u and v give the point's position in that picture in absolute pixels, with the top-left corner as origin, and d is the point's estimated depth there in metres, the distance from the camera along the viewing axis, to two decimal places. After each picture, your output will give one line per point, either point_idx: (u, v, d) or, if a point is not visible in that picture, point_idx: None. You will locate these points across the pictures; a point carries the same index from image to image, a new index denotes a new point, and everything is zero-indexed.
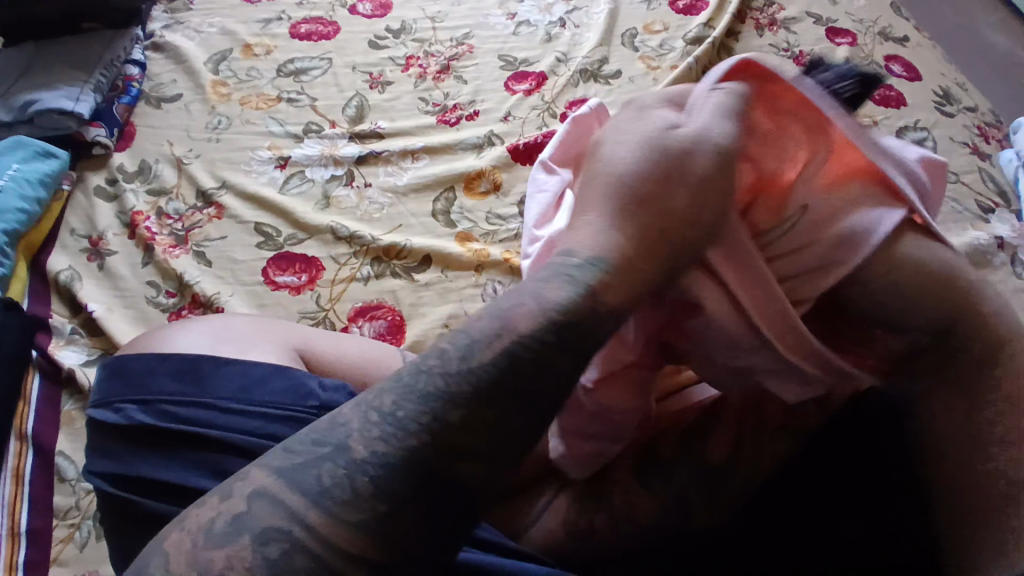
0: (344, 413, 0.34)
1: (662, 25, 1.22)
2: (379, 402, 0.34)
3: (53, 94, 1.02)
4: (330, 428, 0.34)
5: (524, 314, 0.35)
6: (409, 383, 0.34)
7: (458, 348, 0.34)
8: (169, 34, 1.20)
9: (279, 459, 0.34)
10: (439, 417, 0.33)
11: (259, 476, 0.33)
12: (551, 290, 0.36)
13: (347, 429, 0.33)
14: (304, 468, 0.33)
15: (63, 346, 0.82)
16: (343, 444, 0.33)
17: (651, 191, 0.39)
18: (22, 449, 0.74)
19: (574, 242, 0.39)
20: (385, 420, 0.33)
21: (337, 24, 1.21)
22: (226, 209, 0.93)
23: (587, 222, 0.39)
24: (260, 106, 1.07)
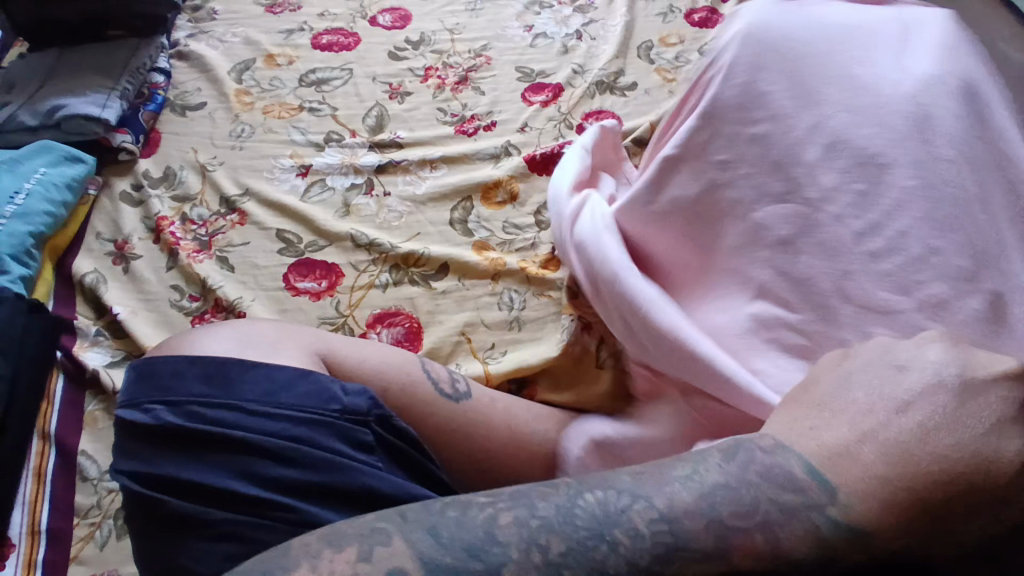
0: (503, 527, 0.38)
1: (678, 38, 1.23)
2: (547, 543, 0.37)
3: (80, 99, 1.05)
4: (486, 540, 0.37)
5: (749, 535, 0.38)
6: (579, 539, 0.37)
7: (655, 526, 0.38)
8: (194, 43, 1.23)
9: (427, 545, 0.37)
10: None
11: (402, 555, 0.36)
12: (790, 534, 0.38)
13: (504, 553, 0.37)
14: (452, 570, 0.36)
15: (87, 347, 0.84)
16: (497, 570, 0.36)
17: (937, 471, 0.40)
18: (45, 449, 0.76)
19: (832, 468, 0.40)
20: (547, 566, 0.36)
21: (358, 35, 1.23)
22: (248, 216, 0.95)
23: (862, 448, 0.41)
24: (282, 115, 1.09)
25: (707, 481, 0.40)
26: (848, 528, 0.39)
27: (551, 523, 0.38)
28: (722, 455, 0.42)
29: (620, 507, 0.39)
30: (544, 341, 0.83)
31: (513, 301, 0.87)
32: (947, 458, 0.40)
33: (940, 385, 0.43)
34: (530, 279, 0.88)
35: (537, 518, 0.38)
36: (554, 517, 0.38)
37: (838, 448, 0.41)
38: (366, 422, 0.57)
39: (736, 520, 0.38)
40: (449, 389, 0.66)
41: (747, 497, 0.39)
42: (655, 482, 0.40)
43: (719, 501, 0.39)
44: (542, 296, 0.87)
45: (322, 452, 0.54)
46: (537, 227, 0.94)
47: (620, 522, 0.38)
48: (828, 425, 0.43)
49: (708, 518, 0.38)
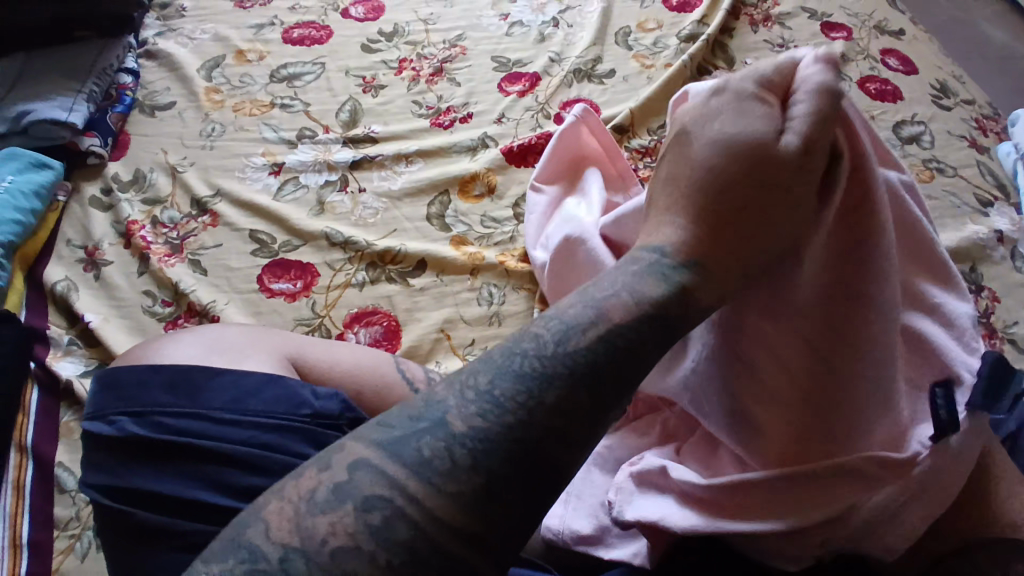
0: (437, 392, 0.41)
1: (656, 24, 1.21)
2: (477, 381, 0.41)
3: (46, 104, 1.02)
4: (427, 405, 0.41)
5: (618, 299, 0.44)
6: (501, 365, 0.41)
7: (552, 326, 0.43)
8: (162, 42, 1.20)
9: (379, 433, 0.40)
10: (537, 381, 0.40)
11: (358, 447, 0.39)
12: (646, 283, 0.45)
13: (445, 405, 0.41)
14: (400, 439, 0.39)
15: (61, 357, 0.82)
16: (443, 421, 0.40)
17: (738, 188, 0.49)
18: (22, 461, 0.74)
19: (667, 241, 0.49)
20: (482, 396, 0.40)
21: (330, 28, 1.20)
22: (221, 217, 0.93)
23: (683, 219, 0.50)
24: (253, 113, 1.07)
25: (592, 300, 0.44)
26: (688, 265, 0.47)
27: (479, 364, 0.42)
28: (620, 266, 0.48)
29: (517, 346, 0.43)
30: None
31: (493, 295, 0.86)
32: (742, 171, 0.49)
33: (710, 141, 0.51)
34: (509, 273, 0.87)
35: (465, 371, 0.42)
36: (479, 364, 0.42)
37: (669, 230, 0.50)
38: (337, 426, 0.56)
39: (605, 296, 0.44)
40: (425, 388, 0.65)
41: (608, 280, 0.46)
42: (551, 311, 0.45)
43: (602, 300, 0.44)
44: (522, 290, 0.86)
45: (292, 458, 0.53)
46: (515, 220, 0.93)
47: (524, 341, 0.43)
48: (666, 218, 0.51)
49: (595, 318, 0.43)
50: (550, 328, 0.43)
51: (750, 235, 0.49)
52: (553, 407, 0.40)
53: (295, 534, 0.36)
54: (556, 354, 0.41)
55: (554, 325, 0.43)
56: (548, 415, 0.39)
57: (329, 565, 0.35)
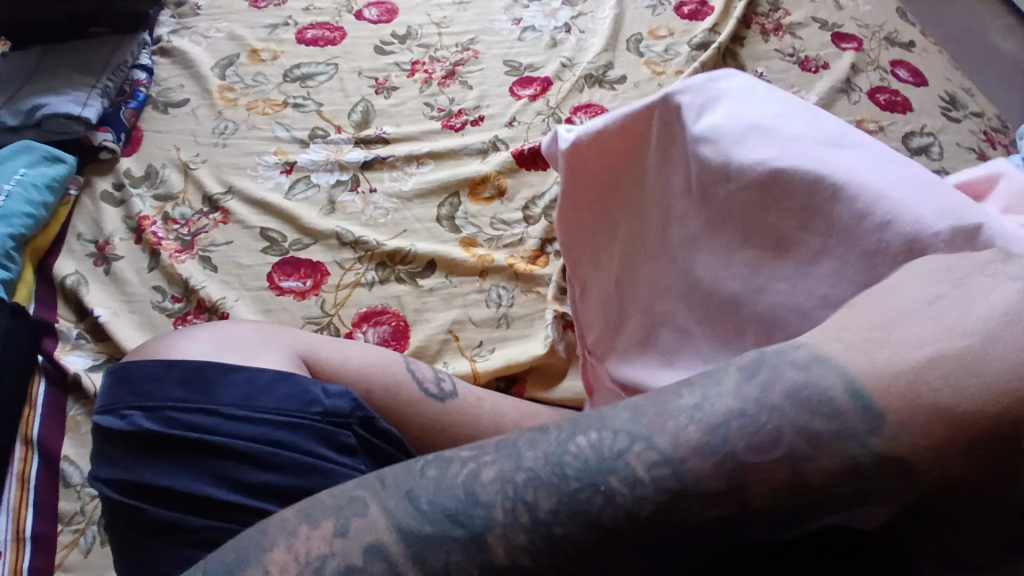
0: (483, 490, 0.35)
1: (667, 31, 1.22)
2: (533, 499, 0.34)
3: (61, 99, 1.02)
4: (469, 501, 0.35)
5: (760, 468, 0.34)
6: (570, 491, 0.34)
7: (656, 470, 0.34)
8: (177, 40, 1.21)
9: (405, 512, 0.35)
10: (612, 533, 0.33)
11: (379, 526, 0.35)
12: (817, 462, 0.33)
13: (488, 511, 0.34)
14: (430, 537, 0.34)
15: (70, 350, 0.82)
16: (479, 535, 0.34)
17: (1006, 395, 0.32)
18: (28, 454, 0.74)
19: (868, 380, 0.34)
20: (536, 525, 0.33)
21: (343, 30, 1.21)
22: (231, 214, 0.94)
23: (879, 365, 0.34)
24: (266, 111, 1.07)
25: (713, 412, 0.35)
26: (891, 460, 0.33)
27: (537, 474, 0.35)
28: (741, 373, 0.36)
29: (612, 453, 0.35)
30: (531, 339, 0.82)
31: (501, 298, 0.86)
32: (998, 379, 0.32)
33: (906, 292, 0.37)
34: (518, 276, 0.87)
35: (524, 471, 0.35)
36: (540, 469, 0.35)
37: (879, 358, 0.35)
38: (348, 425, 0.56)
39: (756, 454, 0.34)
40: (435, 388, 0.65)
41: (751, 424, 0.34)
42: (655, 419, 0.35)
43: (733, 432, 0.34)
44: (530, 293, 0.86)
45: (302, 456, 0.53)
46: (525, 223, 0.93)
47: (615, 469, 0.34)
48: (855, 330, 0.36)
49: (717, 457, 0.34)
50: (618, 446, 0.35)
51: (974, 464, 0.33)
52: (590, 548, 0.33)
53: None
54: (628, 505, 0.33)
55: (642, 469, 0.34)
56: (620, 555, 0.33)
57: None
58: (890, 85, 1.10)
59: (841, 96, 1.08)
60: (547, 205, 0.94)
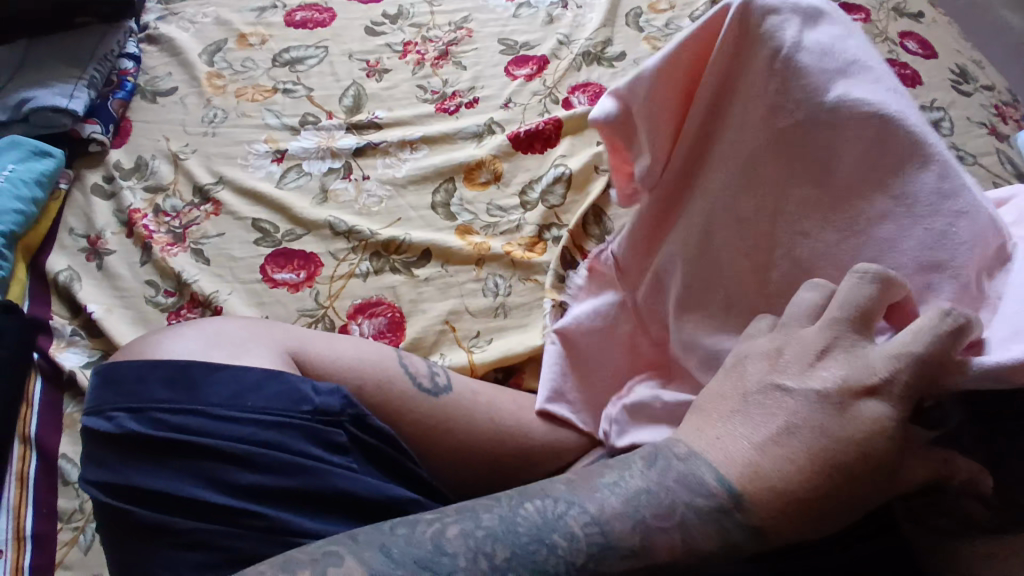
0: (450, 541, 0.43)
1: (668, 4, 1.17)
2: (493, 551, 0.42)
3: (47, 91, 1.00)
4: (436, 551, 0.42)
5: (667, 534, 0.43)
6: (521, 544, 0.43)
7: (590, 529, 0.43)
8: (164, 26, 1.18)
9: (381, 561, 0.42)
10: None
11: (357, 569, 0.41)
12: (702, 530, 0.43)
13: (453, 561, 0.42)
14: None
15: (64, 347, 0.81)
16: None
17: (853, 461, 0.42)
18: (26, 453, 0.74)
19: (733, 468, 0.43)
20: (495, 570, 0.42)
21: (333, 11, 1.18)
22: (223, 205, 0.92)
23: (761, 455, 0.43)
24: (256, 98, 1.05)
25: (632, 488, 0.45)
26: (753, 529, 0.43)
27: (496, 532, 0.43)
28: (644, 462, 0.46)
29: (556, 515, 0.44)
30: (529, 327, 0.80)
31: (498, 286, 0.84)
32: (832, 451, 0.42)
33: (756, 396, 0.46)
34: (515, 264, 0.85)
35: (483, 528, 0.43)
36: (498, 527, 0.43)
37: (742, 455, 0.44)
38: (339, 423, 0.55)
39: (659, 520, 0.43)
40: (429, 382, 0.64)
41: (659, 495, 0.44)
42: (585, 490, 0.45)
43: (643, 505, 0.44)
44: (528, 280, 0.84)
45: (292, 455, 0.52)
46: (522, 208, 0.91)
47: (557, 528, 0.43)
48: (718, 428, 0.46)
49: (633, 519, 0.43)
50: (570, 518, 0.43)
51: (833, 506, 0.43)
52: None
53: None
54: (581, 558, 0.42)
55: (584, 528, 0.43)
56: None
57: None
58: (899, 58, 1.06)
59: None
60: (545, 189, 0.92)
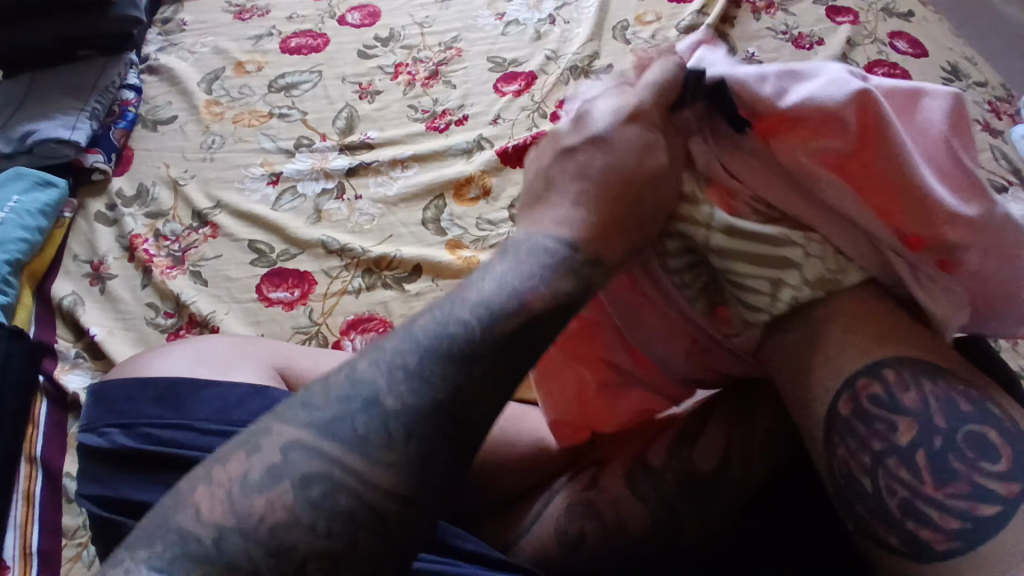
0: (362, 371, 0.40)
1: (654, 16, 1.19)
2: (404, 361, 0.40)
3: (50, 123, 1.05)
4: (354, 385, 0.39)
5: (538, 290, 0.42)
6: (426, 343, 0.40)
7: (479, 311, 0.41)
8: (164, 57, 1.22)
9: (307, 415, 0.38)
10: (461, 365, 0.40)
11: (288, 431, 0.38)
12: (557, 275, 0.43)
13: (374, 386, 0.39)
14: (335, 419, 0.38)
15: (68, 370, 0.84)
16: (374, 400, 0.39)
17: (627, 182, 0.46)
18: (32, 472, 0.76)
19: (558, 227, 0.46)
20: (413, 376, 0.39)
21: (326, 36, 1.21)
22: (220, 228, 0.95)
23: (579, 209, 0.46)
24: (252, 123, 1.08)
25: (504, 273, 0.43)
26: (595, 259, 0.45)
27: (399, 347, 0.40)
28: (502, 255, 0.45)
29: (445, 316, 0.41)
30: None
31: None
32: (626, 183, 0.46)
33: (610, 131, 0.48)
34: None
35: (388, 352, 0.40)
36: (401, 343, 0.40)
37: (562, 214, 0.46)
38: None
39: (530, 279, 0.42)
40: None
41: (525, 264, 0.43)
42: (460, 288, 0.43)
43: (518, 279, 0.42)
44: None
45: None
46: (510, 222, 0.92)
47: (450, 321, 0.41)
48: (550, 201, 0.47)
49: (511, 290, 0.42)
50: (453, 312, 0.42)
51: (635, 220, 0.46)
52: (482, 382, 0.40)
53: (230, 516, 0.36)
54: (481, 334, 0.40)
55: (466, 311, 0.42)
56: (467, 415, 0.39)
57: (267, 540, 0.35)
58: (888, 58, 1.07)
59: None
60: None
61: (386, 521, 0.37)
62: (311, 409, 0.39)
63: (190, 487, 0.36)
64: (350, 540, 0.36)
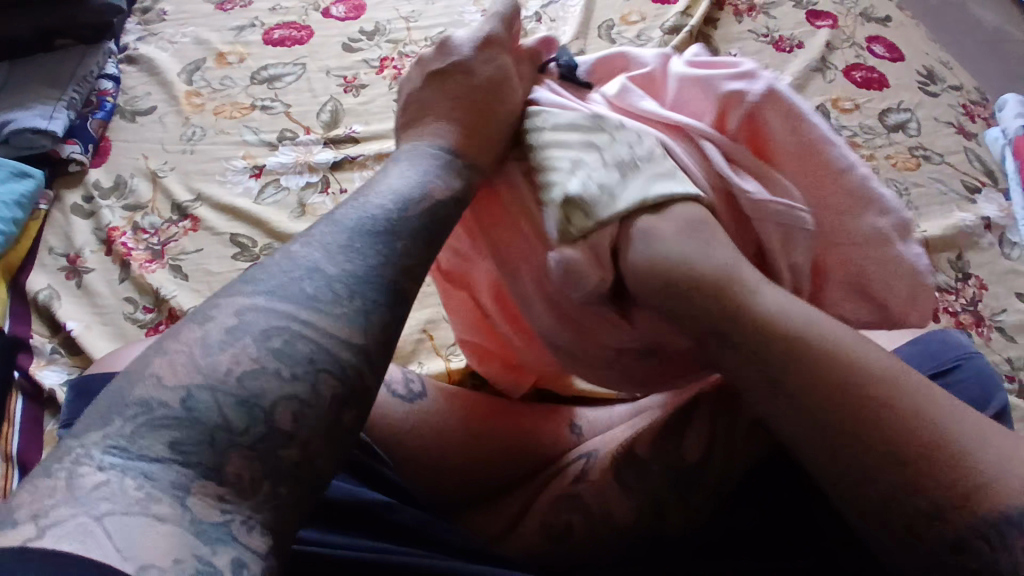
0: (298, 252, 0.44)
1: (639, 16, 1.20)
2: (337, 238, 0.45)
3: (26, 112, 1.02)
4: (295, 262, 0.43)
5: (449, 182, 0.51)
6: (357, 223, 0.46)
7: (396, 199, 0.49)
8: (143, 46, 1.19)
9: (254, 293, 0.41)
10: (392, 238, 0.46)
11: (239, 302, 0.40)
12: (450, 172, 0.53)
13: (313, 260, 0.43)
14: (280, 290, 0.41)
15: (44, 365, 0.81)
16: (314, 270, 0.43)
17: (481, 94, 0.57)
18: (7, 471, 0.73)
19: (432, 139, 0.56)
20: (347, 247, 0.44)
21: (310, 29, 1.20)
22: (201, 221, 0.93)
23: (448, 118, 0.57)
24: (234, 115, 1.06)
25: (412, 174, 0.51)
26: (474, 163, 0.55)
27: (331, 228, 0.46)
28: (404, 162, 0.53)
29: (363, 203, 0.48)
30: None
31: None
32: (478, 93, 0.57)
33: (470, 55, 0.59)
34: None
35: (323, 232, 0.45)
36: (334, 226, 0.46)
37: (428, 127, 0.57)
38: None
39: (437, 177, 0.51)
40: (403, 390, 0.65)
41: (421, 166, 0.53)
42: (369, 186, 0.50)
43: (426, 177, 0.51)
44: None
45: None
46: None
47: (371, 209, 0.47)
48: (426, 121, 0.57)
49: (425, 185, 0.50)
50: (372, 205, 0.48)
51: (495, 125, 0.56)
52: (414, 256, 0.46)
53: (194, 374, 0.37)
54: (397, 213, 0.48)
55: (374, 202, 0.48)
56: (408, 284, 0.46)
57: (237, 389, 0.37)
58: (866, 62, 1.09)
59: (816, 74, 1.07)
60: None
61: (345, 372, 0.40)
62: (254, 285, 0.42)
63: (147, 358, 0.37)
64: (318, 385, 0.39)
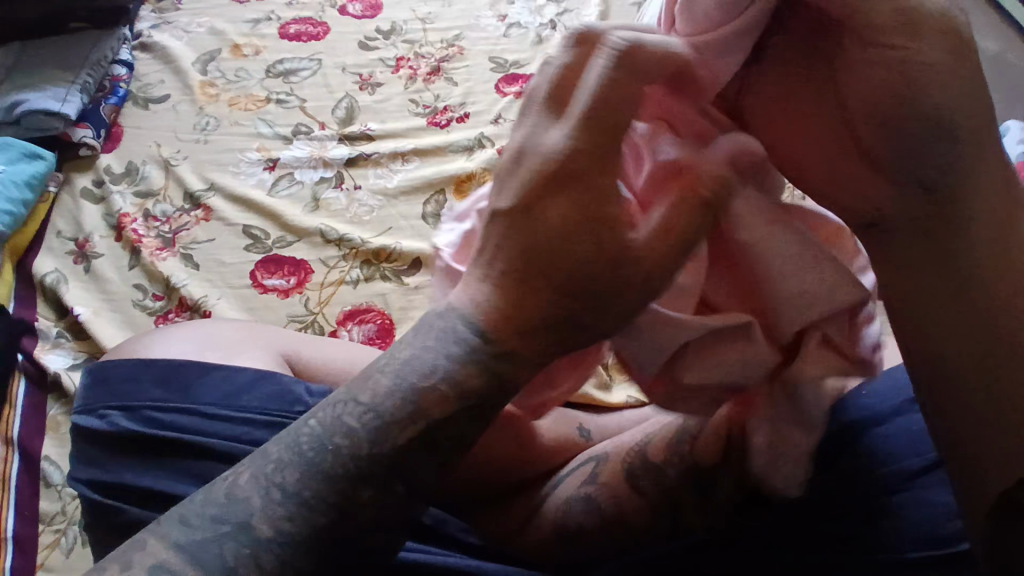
0: (240, 488, 0.38)
1: None
2: (283, 478, 0.37)
3: (39, 95, 1.02)
4: (228, 504, 0.37)
5: (434, 391, 0.38)
6: (305, 454, 0.37)
7: (367, 419, 0.38)
8: (157, 34, 1.19)
9: (179, 532, 0.37)
10: (349, 483, 0.37)
11: (157, 550, 0.36)
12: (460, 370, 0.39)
13: (246, 506, 0.37)
14: (204, 541, 0.36)
15: (49, 349, 0.81)
16: (247, 524, 0.36)
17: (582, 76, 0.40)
18: (9, 454, 0.74)
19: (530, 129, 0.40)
20: (289, 498, 0.37)
21: (326, 25, 1.20)
22: (213, 211, 0.93)
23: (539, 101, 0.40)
24: (248, 107, 1.06)
25: (403, 365, 0.39)
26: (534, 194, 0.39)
27: (282, 460, 0.38)
28: (414, 335, 0.41)
29: (335, 418, 0.38)
30: None
31: None
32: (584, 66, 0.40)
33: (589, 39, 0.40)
34: None
35: (272, 462, 0.38)
36: (284, 455, 0.38)
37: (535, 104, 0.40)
38: None
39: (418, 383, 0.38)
40: None
41: (426, 353, 0.39)
42: (359, 382, 0.40)
43: (412, 373, 0.39)
44: None
45: None
46: None
47: (336, 432, 0.38)
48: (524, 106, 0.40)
49: (405, 399, 0.38)
50: (429, 335, 0.40)
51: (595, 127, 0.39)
52: (460, 423, 0.39)
53: None
54: (365, 448, 0.37)
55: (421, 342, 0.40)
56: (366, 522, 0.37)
57: None
58: None
59: None
60: None
61: None
62: (178, 529, 0.37)
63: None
64: (304, 568, 0.36)
